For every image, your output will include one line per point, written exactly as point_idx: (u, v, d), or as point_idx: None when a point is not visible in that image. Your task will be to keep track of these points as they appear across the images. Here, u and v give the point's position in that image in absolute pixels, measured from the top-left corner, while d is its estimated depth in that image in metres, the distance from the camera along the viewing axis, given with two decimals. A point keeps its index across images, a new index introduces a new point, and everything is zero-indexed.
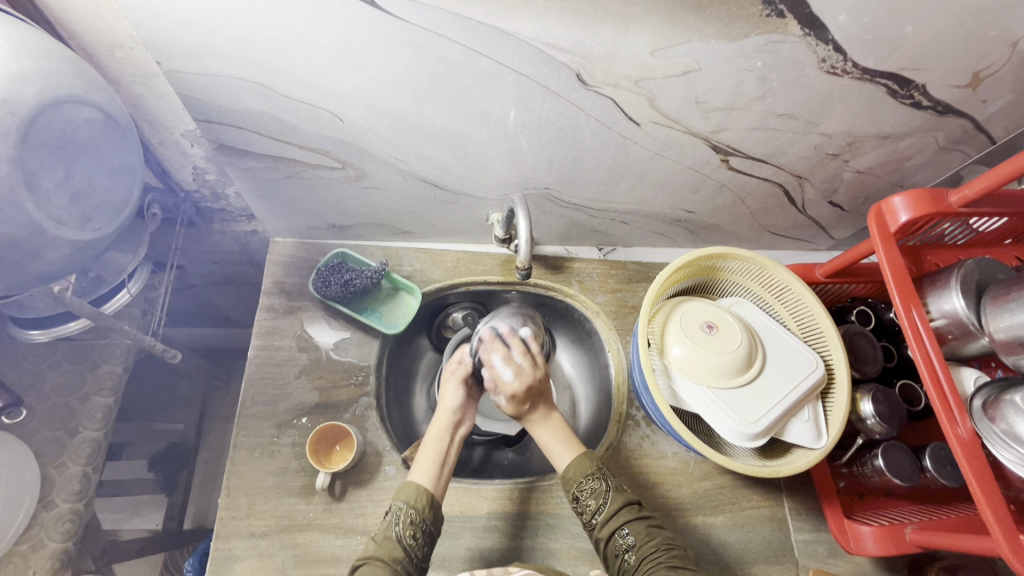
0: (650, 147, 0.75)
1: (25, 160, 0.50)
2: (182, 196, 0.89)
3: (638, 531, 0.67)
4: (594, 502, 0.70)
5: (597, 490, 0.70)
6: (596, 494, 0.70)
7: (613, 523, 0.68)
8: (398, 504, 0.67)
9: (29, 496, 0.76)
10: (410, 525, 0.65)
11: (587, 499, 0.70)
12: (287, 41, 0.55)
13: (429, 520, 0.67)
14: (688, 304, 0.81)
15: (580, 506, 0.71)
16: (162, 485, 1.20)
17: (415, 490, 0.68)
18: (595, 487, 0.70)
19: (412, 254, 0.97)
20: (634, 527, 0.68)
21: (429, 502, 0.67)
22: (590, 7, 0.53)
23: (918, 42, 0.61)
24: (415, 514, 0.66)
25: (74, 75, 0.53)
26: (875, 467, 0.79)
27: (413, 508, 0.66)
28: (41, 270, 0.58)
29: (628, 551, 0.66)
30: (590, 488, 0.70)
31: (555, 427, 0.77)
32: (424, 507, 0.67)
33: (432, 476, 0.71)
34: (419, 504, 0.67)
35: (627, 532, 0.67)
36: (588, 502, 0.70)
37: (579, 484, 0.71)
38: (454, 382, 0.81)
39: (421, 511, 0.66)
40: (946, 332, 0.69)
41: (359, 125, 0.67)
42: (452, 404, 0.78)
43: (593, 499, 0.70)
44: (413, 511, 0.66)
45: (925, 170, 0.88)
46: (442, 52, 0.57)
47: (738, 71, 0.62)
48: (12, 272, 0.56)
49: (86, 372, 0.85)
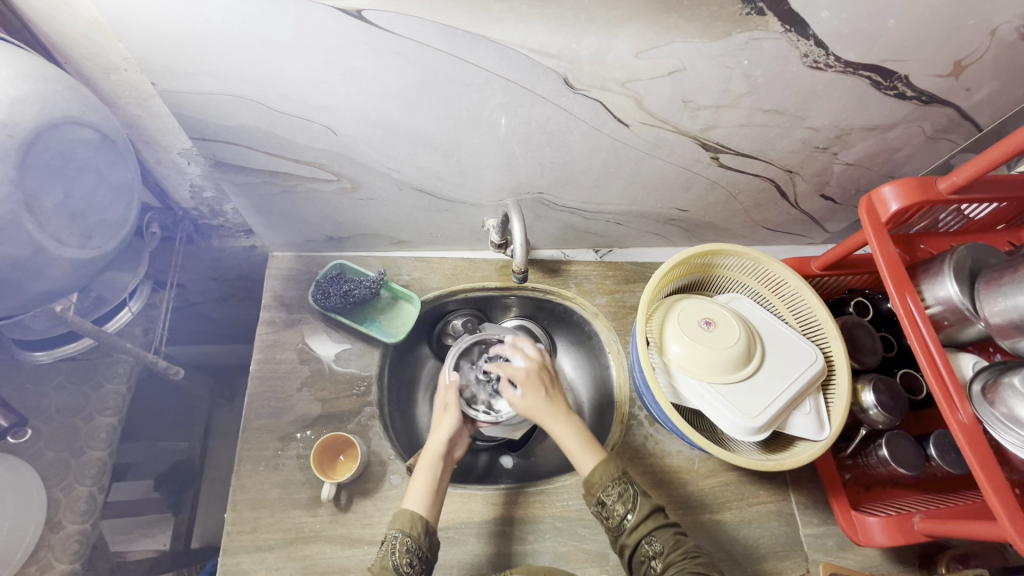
0: (640, 148, 0.76)
1: (24, 179, 0.51)
2: (180, 214, 0.90)
3: (666, 539, 0.66)
4: (622, 507, 0.69)
5: (624, 496, 0.69)
6: (623, 499, 0.69)
7: (641, 529, 0.67)
8: (393, 532, 0.67)
9: (37, 518, 0.76)
10: (406, 553, 0.65)
11: (614, 504, 0.69)
12: (277, 57, 0.56)
13: (424, 547, 0.67)
14: (684, 301, 0.82)
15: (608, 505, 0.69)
16: (168, 504, 1.20)
17: (410, 518, 0.67)
18: (622, 488, 0.69)
19: (410, 263, 0.98)
20: (661, 534, 0.67)
21: (424, 528, 0.68)
22: (572, 12, 0.54)
23: (897, 35, 0.62)
24: (411, 543, 0.66)
25: (70, 97, 0.54)
26: (879, 458, 0.79)
27: (408, 536, 0.66)
28: (42, 288, 0.59)
29: (654, 559, 0.65)
30: (617, 492, 0.69)
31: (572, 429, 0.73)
32: (419, 535, 0.67)
33: (426, 502, 0.70)
34: (414, 532, 0.67)
35: (654, 539, 0.67)
36: (615, 506, 0.69)
37: (606, 482, 0.69)
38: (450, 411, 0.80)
39: (416, 538, 0.66)
40: (942, 319, 0.69)
41: (352, 138, 0.68)
42: (445, 433, 0.76)
43: (620, 504, 0.69)
44: (409, 540, 0.66)
45: (915, 160, 0.89)
46: (430, 62, 0.58)
47: (724, 69, 0.63)
48: (14, 291, 0.57)
49: (90, 392, 0.86)
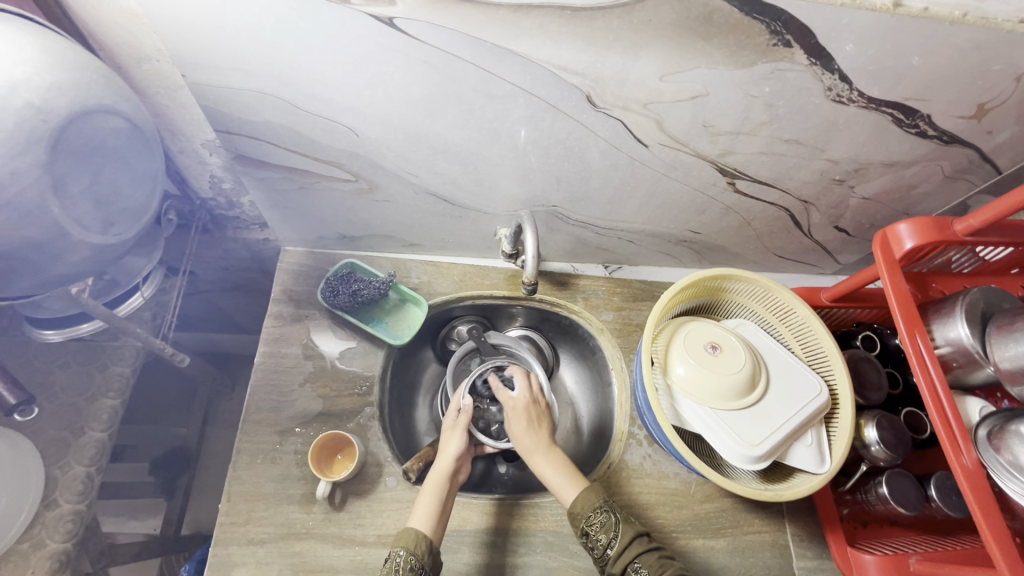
0: (657, 168, 0.76)
1: (54, 165, 0.52)
2: (198, 203, 0.91)
3: (650, 563, 0.66)
4: (605, 536, 0.69)
5: (607, 524, 0.70)
6: (605, 528, 0.70)
7: (625, 555, 0.67)
8: (397, 550, 0.67)
9: (33, 494, 0.77)
10: (409, 570, 0.65)
11: (597, 534, 0.70)
12: (306, 58, 0.56)
13: (428, 566, 0.66)
14: (691, 324, 0.82)
15: (593, 538, 0.70)
16: (162, 489, 1.20)
17: (415, 536, 0.68)
18: (606, 516, 0.70)
19: (420, 266, 0.99)
20: (646, 559, 0.66)
21: (428, 548, 0.67)
22: (600, 33, 0.54)
23: (922, 74, 0.62)
24: (415, 561, 0.66)
25: (105, 86, 0.55)
26: (879, 495, 0.78)
27: (412, 553, 0.66)
28: (60, 271, 0.60)
29: None
30: (600, 521, 0.70)
31: (556, 463, 0.77)
32: (423, 554, 0.66)
33: (431, 521, 0.71)
34: (418, 550, 0.67)
35: (638, 566, 0.66)
36: (599, 535, 0.69)
37: (589, 515, 0.70)
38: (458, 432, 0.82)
39: (420, 557, 0.66)
40: (950, 360, 0.69)
41: (373, 140, 0.69)
42: (454, 452, 0.79)
43: (603, 533, 0.69)
44: (413, 557, 0.66)
45: (931, 198, 0.88)
46: (456, 73, 0.59)
47: (745, 97, 0.64)
48: (33, 272, 0.58)
49: (95, 373, 0.87)
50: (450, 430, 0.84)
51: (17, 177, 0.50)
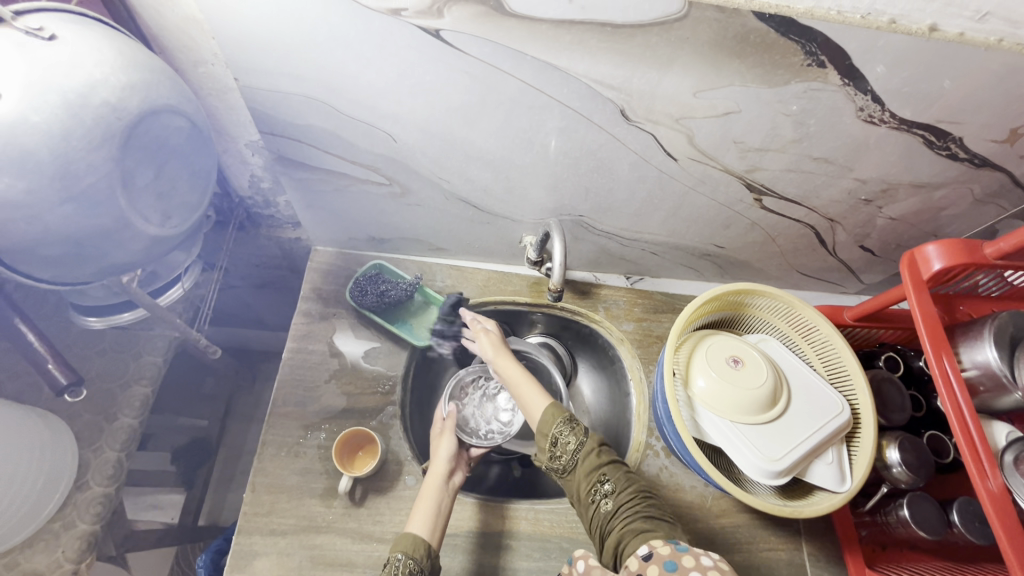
0: (685, 182, 0.77)
1: (124, 161, 0.55)
2: (236, 201, 0.94)
3: (618, 478, 0.68)
4: (574, 442, 0.70)
5: (576, 430, 0.71)
6: (575, 434, 0.70)
7: (592, 464, 0.68)
8: (396, 554, 0.65)
9: (68, 476, 0.80)
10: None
11: (566, 440, 0.70)
12: (354, 65, 0.59)
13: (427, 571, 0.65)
14: (714, 337, 0.82)
15: (558, 449, 0.70)
16: (182, 479, 1.22)
17: (414, 540, 0.66)
18: (571, 428, 0.70)
19: (445, 270, 1.01)
20: (613, 474, 0.68)
21: (427, 552, 0.66)
22: (638, 49, 0.56)
23: (956, 97, 0.62)
24: (414, 566, 0.64)
25: (170, 87, 0.58)
26: (899, 518, 0.78)
27: (411, 558, 0.64)
28: (124, 259, 0.63)
29: (606, 497, 0.66)
30: (569, 429, 0.70)
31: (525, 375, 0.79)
32: (422, 557, 0.65)
33: (428, 527, 0.69)
34: (417, 555, 0.65)
35: (606, 478, 0.68)
36: (568, 442, 0.70)
37: (557, 428, 0.70)
38: (448, 436, 0.80)
39: (419, 562, 0.64)
40: (977, 384, 0.68)
41: (410, 146, 0.71)
42: (445, 456, 0.77)
43: (572, 440, 0.70)
44: (412, 562, 0.64)
45: (959, 221, 0.88)
46: (495, 83, 0.61)
47: (777, 115, 0.65)
48: (94, 260, 0.60)
49: (130, 361, 0.90)
50: (439, 433, 0.81)
51: (92, 168, 0.53)
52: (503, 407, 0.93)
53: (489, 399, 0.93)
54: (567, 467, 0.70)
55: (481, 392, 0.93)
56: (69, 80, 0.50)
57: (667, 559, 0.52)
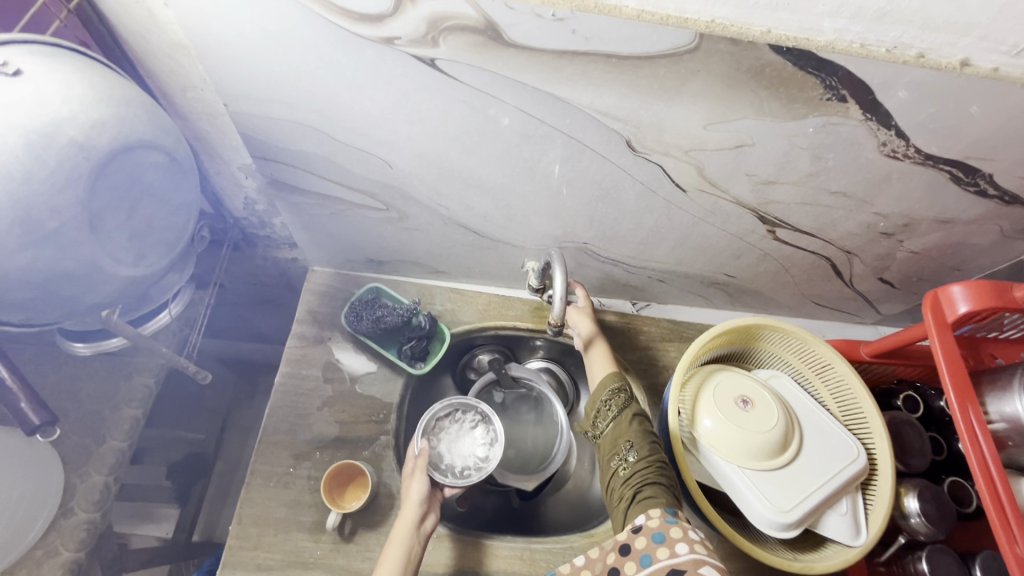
0: (694, 213, 0.74)
1: (92, 202, 0.53)
2: (230, 222, 0.94)
3: (642, 446, 0.69)
4: (614, 410, 0.73)
5: (619, 401, 0.74)
6: (616, 404, 0.74)
7: (624, 431, 0.71)
8: None
9: (52, 502, 0.77)
10: None
11: (608, 409, 0.74)
12: (347, 93, 0.56)
13: None
14: (722, 374, 0.78)
15: (602, 415, 0.74)
16: (176, 495, 1.19)
17: None
18: (615, 398, 0.74)
19: (445, 293, 0.98)
20: (639, 443, 0.69)
21: None
22: (647, 81, 0.52)
23: (986, 134, 0.58)
24: None
25: (146, 121, 0.57)
26: (917, 571, 0.73)
27: None
28: (94, 302, 0.62)
29: (626, 463, 0.68)
30: (611, 398, 0.74)
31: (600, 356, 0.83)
32: None
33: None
34: None
35: (631, 445, 0.69)
36: (609, 409, 0.74)
37: (604, 395, 0.75)
38: (419, 476, 0.74)
39: None
40: (1005, 437, 0.64)
41: (407, 173, 0.69)
42: (416, 499, 0.72)
43: (613, 409, 0.74)
44: None
45: (985, 256, 0.83)
46: (494, 112, 0.58)
47: (793, 148, 0.61)
48: (64, 304, 0.59)
49: (121, 383, 0.89)
50: (412, 470, 0.76)
51: (57, 212, 0.51)
52: (480, 441, 0.86)
53: (466, 431, 0.87)
54: (604, 430, 0.74)
55: (457, 423, 0.87)
56: (32, 119, 0.48)
57: (655, 531, 0.56)
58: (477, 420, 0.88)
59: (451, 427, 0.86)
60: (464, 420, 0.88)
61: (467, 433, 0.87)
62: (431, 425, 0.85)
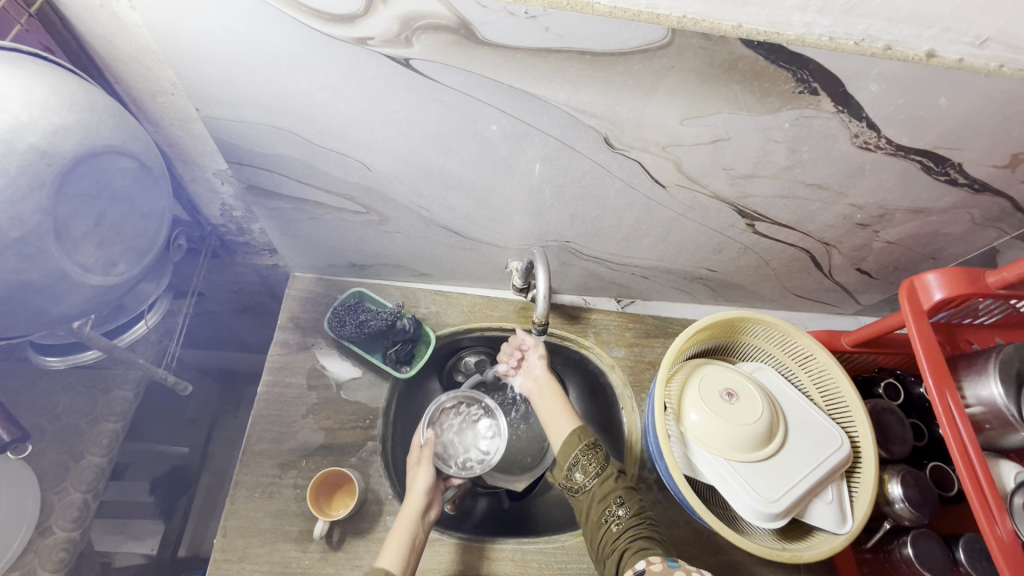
0: (674, 208, 0.74)
1: (56, 209, 0.52)
2: (208, 229, 0.91)
3: (632, 503, 0.68)
4: (594, 467, 0.71)
5: (596, 457, 0.71)
6: (594, 461, 0.71)
7: (608, 488, 0.69)
8: None
9: (28, 521, 0.74)
10: None
11: (587, 467, 0.71)
12: (322, 95, 0.56)
13: None
14: (707, 368, 0.78)
15: (581, 471, 0.71)
16: (160, 510, 1.13)
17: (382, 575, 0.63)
18: (594, 454, 0.71)
19: (429, 296, 0.98)
20: (627, 502, 0.68)
21: None
22: (622, 77, 0.53)
23: (954, 124, 0.60)
24: None
25: (112, 126, 0.56)
26: (903, 557, 0.74)
27: None
28: (63, 313, 0.61)
29: (616, 520, 0.67)
30: (590, 456, 0.71)
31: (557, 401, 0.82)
32: None
33: (400, 560, 0.66)
34: None
35: (620, 502, 0.68)
36: (587, 466, 0.71)
37: (581, 450, 0.71)
38: (425, 466, 0.77)
39: None
40: (982, 421, 0.65)
41: (385, 174, 0.68)
42: (421, 490, 0.74)
43: (591, 466, 0.71)
44: None
45: (958, 244, 0.85)
46: (471, 111, 0.58)
47: (769, 142, 0.62)
48: (31, 317, 0.59)
49: (98, 397, 0.87)
50: (418, 462, 0.79)
51: (20, 220, 0.50)
52: (483, 434, 0.91)
53: (469, 423, 0.91)
54: (586, 485, 0.70)
55: (461, 416, 0.91)
56: None
57: None
58: (480, 414, 0.92)
59: (455, 420, 0.91)
60: (469, 413, 0.92)
61: (471, 426, 0.91)
62: (437, 416, 0.90)
